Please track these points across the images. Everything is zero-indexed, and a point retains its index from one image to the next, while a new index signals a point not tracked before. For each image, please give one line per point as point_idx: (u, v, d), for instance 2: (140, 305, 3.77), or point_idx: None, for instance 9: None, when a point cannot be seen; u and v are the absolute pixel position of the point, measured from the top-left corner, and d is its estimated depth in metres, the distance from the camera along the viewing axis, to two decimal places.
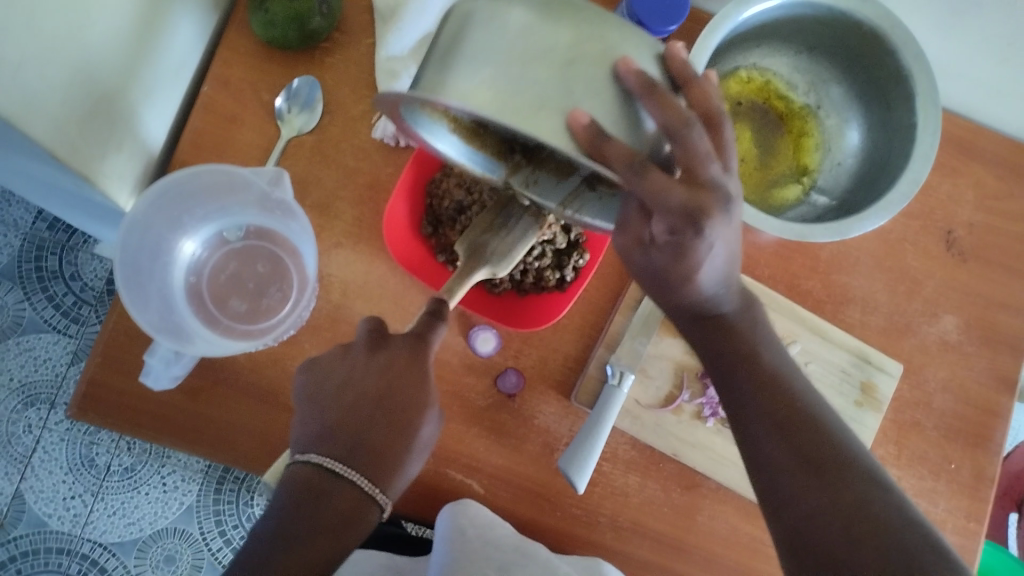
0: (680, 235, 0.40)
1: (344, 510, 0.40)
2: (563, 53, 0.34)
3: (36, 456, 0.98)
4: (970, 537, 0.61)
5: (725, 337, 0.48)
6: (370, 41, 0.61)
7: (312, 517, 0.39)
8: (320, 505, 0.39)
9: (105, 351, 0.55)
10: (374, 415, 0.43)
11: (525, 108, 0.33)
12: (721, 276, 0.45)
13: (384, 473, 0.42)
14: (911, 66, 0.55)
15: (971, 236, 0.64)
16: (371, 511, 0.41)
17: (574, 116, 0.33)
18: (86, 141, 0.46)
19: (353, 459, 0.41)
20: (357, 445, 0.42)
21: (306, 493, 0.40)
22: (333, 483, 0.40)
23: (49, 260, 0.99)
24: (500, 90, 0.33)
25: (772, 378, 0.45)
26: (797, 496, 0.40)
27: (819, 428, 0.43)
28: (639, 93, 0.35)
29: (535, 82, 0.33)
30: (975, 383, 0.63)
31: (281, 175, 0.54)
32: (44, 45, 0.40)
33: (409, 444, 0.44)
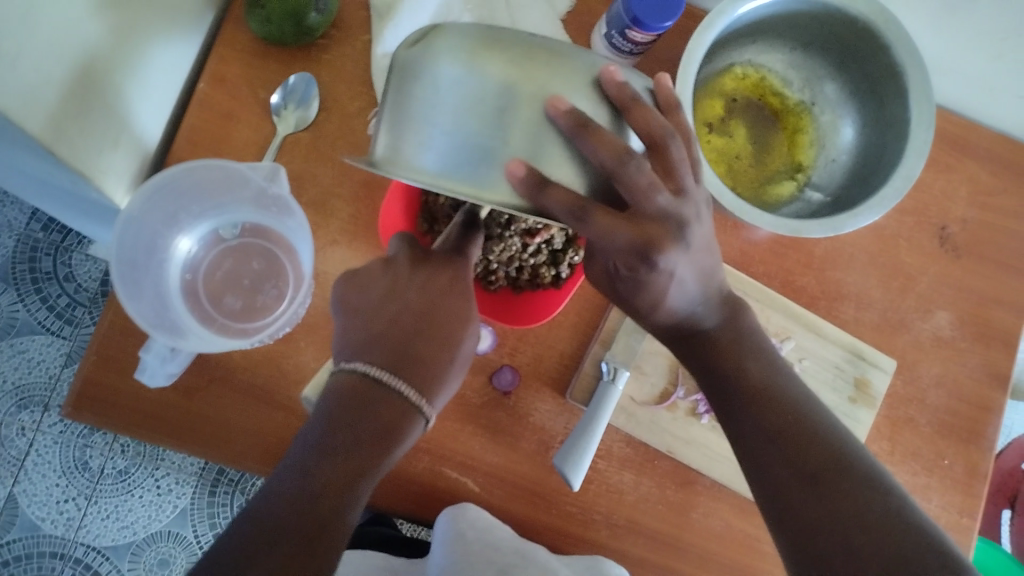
0: (637, 268, 0.42)
1: (391, 418, 0.42)
2: (494, 103, 0.34)
3: (29, 460, 0.97)
4: (965, 533, 0.62)
5: (709, 350, 0.48)
6: (365, 38, 0.61)
7: (359, 421, 0.41)
8: (366, 413, 0.42)
9: (100, 349, 0.55)
10: (417, 329, 0.47)
11: (464, 167, 0.35)
12: (694, 294, 0.46)
13: (425, 385, 0.45)
14: (904, 62, 0.55)
15: (964, 232, 0.65)
16: (416, 419, 0.44)
17: (511, 169, 0.35)
18: (81, 137, 0.46)
19: (393, 368, 0.44)
20: (400, 357, 0.45)
21: (352, 399, 0.42)
22: (378, 390, 0.43)
23: (43, 262, 0.99)
24: (442, 152, 0.35)
25: (763, 387, 0.46)
26: (795, 505, 0.41)
27: (815, 434, 0.43)
28: (573, 133, 0.35)
29: (471, 139, 0.35)
30: (969, 378, 0.64)
31: (277, 169, 0.54)
32: (39, 40, 0.40)
33: (446, 361, 0.47)
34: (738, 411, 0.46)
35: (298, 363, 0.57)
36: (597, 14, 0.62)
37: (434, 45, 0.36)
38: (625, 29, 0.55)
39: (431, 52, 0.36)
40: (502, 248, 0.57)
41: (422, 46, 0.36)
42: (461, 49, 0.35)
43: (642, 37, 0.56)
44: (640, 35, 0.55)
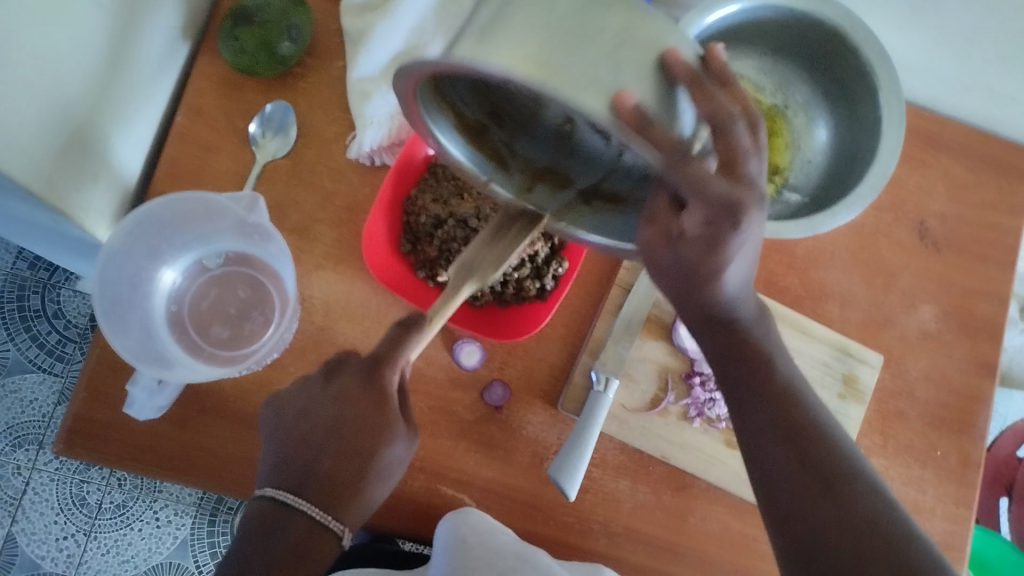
0: (710, 228, 0.38)
1: (298, 544, 0.43)
2: (613, 32, 0.31)
3: (26, 499, 0.97)
4: (961, 523, 0.62)
5: (739, 342, 0.45)
6: (340, 64, 0.61)
7: (266, 552, 0.42)
8: (272, 541, 0.42)
9: (89, 385, 0.55)
10: (326, 447, 0.45)
11: (570, 62, 0.30)
12: (743, 277, 0.43)
13: (340, 504, 0.45)
14: (873, 62, 0.56)
15: (942, 226, 0.65)
16: (330, 540, 0.44)
17: (622, 96, 0.30)
18: (61, 175, 0.47)
19: (306, 489, 0.44)
20: (309, 476, 0.45)
21: (257, 533, 0.43)
22: (286, 515, 0.43)
23: (32, 300, 0.99)
24: (536, 54, 0.30)
25: (781, 386, 0.44)
26: (812, 513, 0.40)
27: (829, 438, 0.42)
28: (684, 85, 0.33)
29: (581, 55, 0.30)
30: (956, 369, 0.64)
31: (256, 198, 0.54)
32: (15, 84, 0.41)
33: (368, 472, 0.46)
34: (749, 407, 0.44)
35: None
36: None
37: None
38: None
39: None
40: None
41: None
42: None
43: None
44: None
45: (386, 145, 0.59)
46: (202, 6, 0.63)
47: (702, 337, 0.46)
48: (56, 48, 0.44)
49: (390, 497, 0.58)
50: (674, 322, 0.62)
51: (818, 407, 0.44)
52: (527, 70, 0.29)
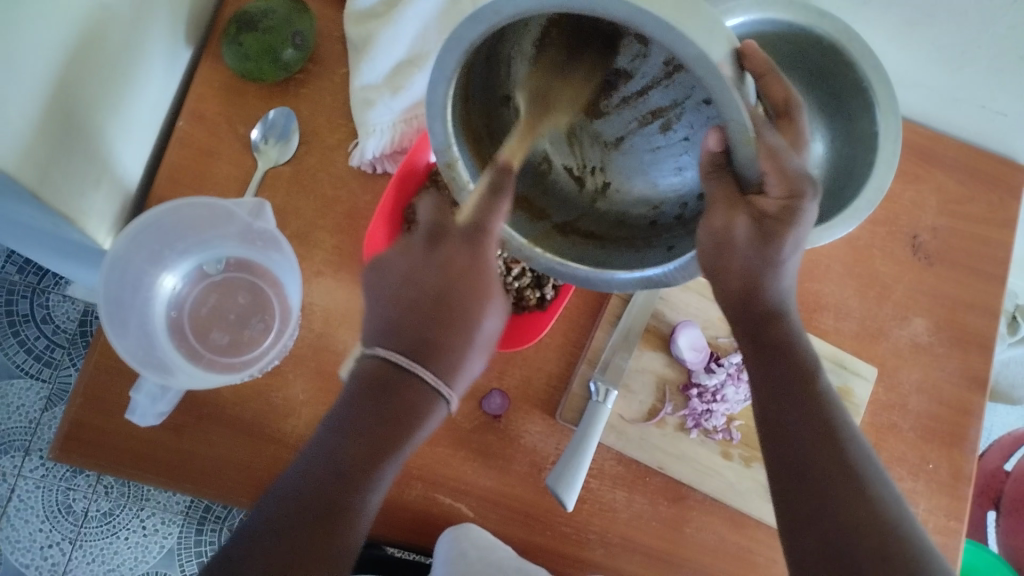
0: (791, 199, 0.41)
1: (407, 405, 0.41)
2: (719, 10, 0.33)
3: (11, 506, 0.96)
4: (952, 536, 0.63)
5: (782, 335, 0.44)
6: (342, 72, 0.62)
7: (377, 411, 0.40)
8: (384, 402, 0.40)
9: (86, 391, 0.55)
10: (435, 312, 0.43)
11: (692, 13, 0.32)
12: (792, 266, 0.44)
13: (450, 369, 0.42)
14: (870, 79, 0.57)
15: (934, 240, 0.66)
16: (438, 404, 0.42)
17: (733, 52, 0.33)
18: (63, 179, 0.46)
19: (416, 352, 0.42)
20: (422, 338, 0.42)
21: (372, 389, 0.41)
22: (400, 375, 0.41)
23: (20, 304, 0.98)
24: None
25: (813, 375, 0.43)
26: (838, 503, 0.38)
27: (857, 439, 0.41)
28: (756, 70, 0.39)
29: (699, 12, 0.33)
30: (948, 383, 0.65)
31: (262, 205, 0.53)
32: (21, 87, 0.41)
33: (471, 339, 0.44)
34: (782, 392, 0.43)
35: (287, 396, 0.56)
36: None
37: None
38: None
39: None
40: None
41: None
42: None
43: None
44: None
45: (390, 152, 0.60)
46: (204, 12, 0.63)
47: (738, 322, 0.45)
48: (63, 52, 0.44)
49: (387, 505, 0.58)
50: (672, 333, 0.62)
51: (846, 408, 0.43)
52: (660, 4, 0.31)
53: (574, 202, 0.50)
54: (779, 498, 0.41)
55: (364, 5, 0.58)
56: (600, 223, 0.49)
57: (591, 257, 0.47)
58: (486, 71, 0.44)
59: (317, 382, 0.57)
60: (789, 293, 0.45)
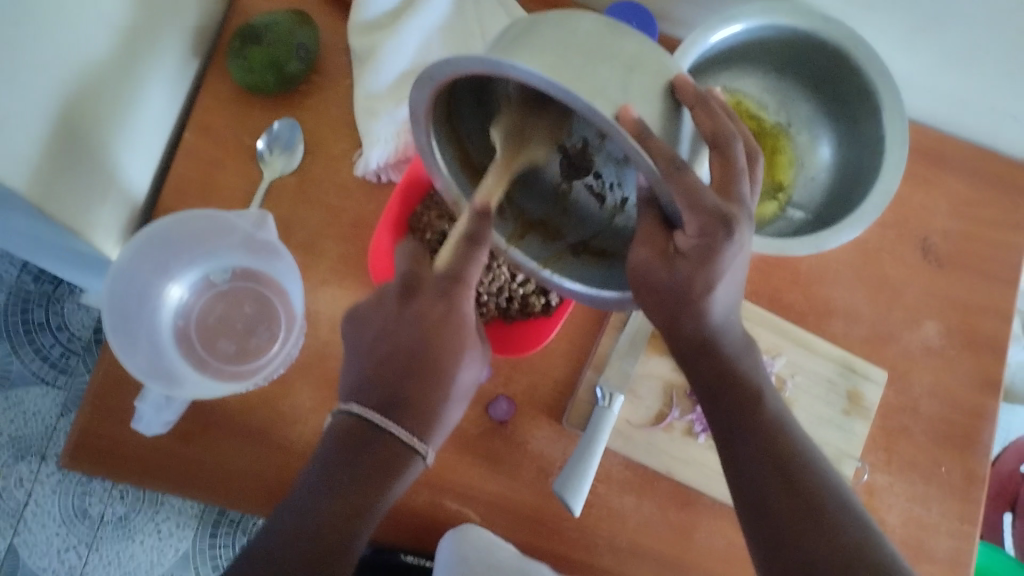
0: (710, 238, 0.38)
1: (381, 459, 0.42)
2: (625, 59, 0.35)
3: (28, 511, 0.97)
4: (965, 540, 0.62)
5: (727, 371, 0.44)
6: (347, 81, 0.62)
7: (352, 463, 0.42)
8: (359, 455, 0.42)
9: (96, 401, 0.55)
10: (411, 370, 0.44)
11: (588, 77, 0.33)
12: (731, 297, 0.43)
13: (427, 425, 0.44)
14: (875, 82, 0.56)
15: (945, 242, 0.66)
16: (415, 461, 0.43)
17: (625, 111, 0.33)
18: (70, 193, 0.47)
19: (391, 410, 0.43)
20: (396, 397, 0.44)
21: (349, 444, 0.42)
22: (374, 433, 0.43)
23: (36, 312, 0.99)
24: (557, 61, 0.33)
25: (758, 404, 0.43)
26: (792, 540, 0.39)
27: (815, 466, 0.42)
28: (690, 105, 0.37)
29: (602, 72, 0.34)
30: (960, 386, 0.64)
31: (264, 216, 0.54)
32: (27, 104, 0.41)
33: (445, 395, 0.45)
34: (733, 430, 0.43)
35: (294, 405, 0.57)
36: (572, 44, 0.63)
37: (565, 12, 0.36)
38: None
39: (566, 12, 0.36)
40: (491, 277, 0.60)
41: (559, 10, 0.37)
42: (599, 17, 0.36)
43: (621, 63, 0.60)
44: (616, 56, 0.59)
45: (393, 162, 0.59)
46: (211, 23, 0.63)
47: (686, 354, 0.45)
48: (67, 68, 0.44)
49: (396, 512, 0.58)
50: None
51: (799, 433, 0.43)
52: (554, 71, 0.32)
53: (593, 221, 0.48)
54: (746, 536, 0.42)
55: (368, 16, 0.59)
56: (614, 241, 0.47)
57: (600, 279, 0.46)
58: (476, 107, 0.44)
59: (325, 390, 0.57)
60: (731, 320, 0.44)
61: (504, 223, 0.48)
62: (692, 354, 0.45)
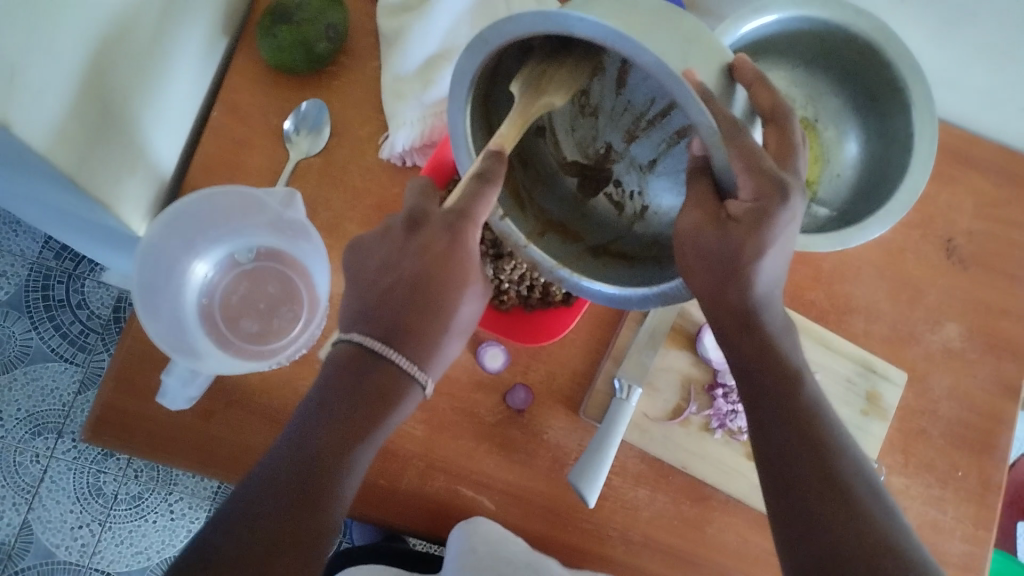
0: (763, 203, 0.38)
1: (377, 387, 0.42)
2: (686, 32, 0.35)
3: (43, 486, 0.98)
4: (980, 545, 0.61)
5: (767, 350, 0.43)
6: (375, 64, 0.62)
7: (353, 390, 0.41)
8: (356, 384, 0.42)
9: (118, 375, 0.56)
10: (412, 301, 0.44)
11: (655, 33, 0.33)
12: (775, 272, 0.42)
13: (422, 355, 0.44)
14: (906, 77, 0.56)
15: (969, 245, 0.65)
16: (414, 389, 0.43)
17: (689, 73, 0.34)
18: (101, 165, 0.47)
19: (391, 339, 0.43)
20: (397, 327, 0.43)
21: (345, 373, 0.42)
22: (373, 359, 0.42)
23: (56, 290, 1.00)
24: (625, 18, 0.33)
25: (796, 385, 0.43)
26: (825, 521, 0.39)
27: (848, 453, 0.41)
28: (745, 83, 0.38)
29: (671, 37, 0.34)
30: (980, 390, 0.64)
31: (293, 195, 0.55)
32: (65, 73, 0.42)
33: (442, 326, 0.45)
34: (769, 408, 0.42)
35: None
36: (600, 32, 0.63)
37: None
38: None
39: None
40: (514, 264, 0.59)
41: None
42: None
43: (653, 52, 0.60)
44: None
45: (419, 146, 0.60)
46: (241, 2, 0.64)
47: (724, 332, 0.44)
48: (104, 40, 0.45)
49: (411, 496, 0.59)
50: (698, 332, 0.62)
51: (834, 420, 0.43)
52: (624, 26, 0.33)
53: (611, 226, 0.50)
54: (771, 516, 0.41)
55: None
56: (636, 244, 0.48)
57: (627, 275, 0.46)
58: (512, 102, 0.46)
59: None
60: (770, 296, 0.43)
61: (526, 220, 0.48)
62: (731, 332, 0.44)
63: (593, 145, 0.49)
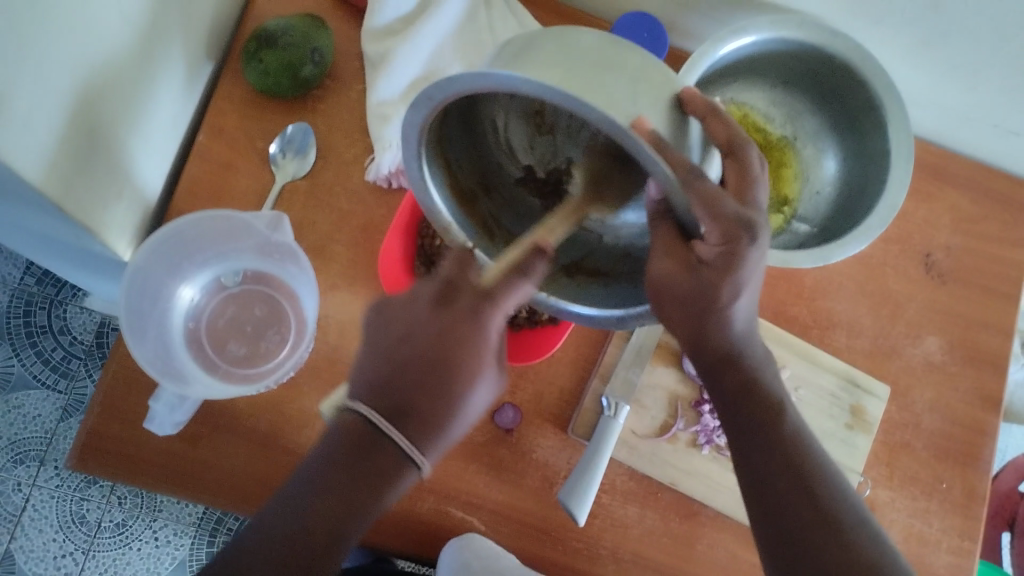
0: (732, 243, 0.39)
1: (379, 472, 0.39)
2: (626, 72, 0.35)
3: (25, 516, 0.96)
4: (966, 556, 0.62)
5: (746, 380, 0.45)
6: (360, 88, 0.63)
7: (352, 474, 0.39)
8: (357, 464, 0.39)
9: (104, 401, 0.55)
10: (423, 380, 0.40)
11: (591, 91, 0.33)
12: (748, 308, 0.43)
13: (428, 434, 0.40)
14: (881, 96, 0.57)
15: (948, 259, 0.66)
16: (409, 471, 0.40)
17: (639, 123, 0.33)
18: (87, 192, 0.47)
19: (398, 416, 0.40)
20: (405, 404, 0.40)
21: (353, 445, 0.39)
22: (378, 438, 0.39)
23: (38, 315, 0.99)
24: (565, 75, 0.33)
25: (780, 418, 0.44)
26: (814, 549, 0.41)
27: (832, 479, 0.43)
28: (704, 116, 0.38)
29: (613, 80, 0.34)
30: (961, 402, 0.65)
31: (281, 218, 0.54)
32: (52, 102, 0.42)
33: (451, 410, 0.40)
34: (755, 449, 0.44)
35: (301, 407, 0.57)
36: None
37: (562, 35, 0.36)
38: None
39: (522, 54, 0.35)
40: None
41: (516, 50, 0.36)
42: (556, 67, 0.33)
43: None
44: None
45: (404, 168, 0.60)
46: (226, 29, 0.64)
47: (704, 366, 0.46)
48: (90, 70, 0.45)
49: (400, 518, 0.58)
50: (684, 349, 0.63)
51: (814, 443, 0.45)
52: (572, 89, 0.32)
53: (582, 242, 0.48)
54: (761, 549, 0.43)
55: (382, 23, 0.60)
56: (608, 259, 0.47)
57: (600, 295, 0.46)
58: (466, 133, 0.45)
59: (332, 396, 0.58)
60: (746, 332, 0.45)
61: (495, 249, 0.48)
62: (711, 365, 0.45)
63: (555, 160, 0.47)
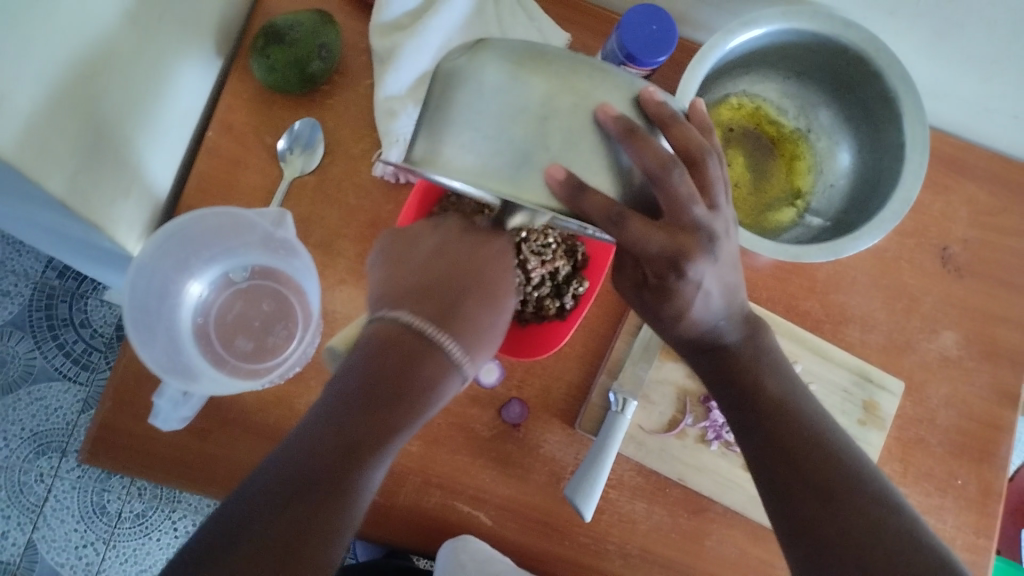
0: (665, 275, 0.42)
1: (423, 384, 0.37)
2: (536, 110, 0.33)
3: (48, 505, 0.98)
4: (982, 554, 0.61)
5: (726, 365, 0.48)
6: (368, 82, 0.63)
7: (393, 384, 0.37)
8: (402, 371, 0.37)
9: (115, 395, 0.56)
10: (467, 290, 0.41)
11: (505, 163, 0.33)
12: (719, 306, 0.45)
13: (470, 340, 0.40)
14: (897, 87, 0.56)
15: (965, 252, 0.65)
16: (455, 381, 0.39)
17: (551, 174, 0.33)
18: (93, 188, 0.48)
19: (436, 321, 0.39)
20: (446, 312, 0.39)
21: (393, 353, 0.38)
22: (421, 344, 0.38)
23: (59, 309, 1.01)
24: (481, 153, 0.33)
25: (766, 392, 0.46)
26: (808, 517, 0.41)
27: (828, 449, 0.44)
28: (620, 139, 0.34)
29: (514, 141, 0.33)
30: (978, 398, 0.64)
31: (284, 215, 0.55)
32: (56, 100, 0.42)
33: (482, 324, 0.41)
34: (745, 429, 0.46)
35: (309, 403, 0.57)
36: (593, 51, 0.65)
37: (471, 70, 0.35)
38: (620, 65, 0.58)
39: (439, 122, 0.35)
40: None
41: (467, 55, 0.36)
42: (472, 130, 0.34)
43: (638, 72, 0.59)
44: (635, 69, 0.58)
45: None
46: (235, 25, 0.64)
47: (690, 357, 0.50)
48: (93, 67, 0.45)
49: (407, 512, 0.59)
50: None
51: (806, 414, 0.46)
52: (476, 182, 0.33)
53: None
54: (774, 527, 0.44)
55: (390, 17, 0.60)
56: None
57: None
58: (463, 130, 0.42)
59: None
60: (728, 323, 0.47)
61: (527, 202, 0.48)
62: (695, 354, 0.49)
63: None
